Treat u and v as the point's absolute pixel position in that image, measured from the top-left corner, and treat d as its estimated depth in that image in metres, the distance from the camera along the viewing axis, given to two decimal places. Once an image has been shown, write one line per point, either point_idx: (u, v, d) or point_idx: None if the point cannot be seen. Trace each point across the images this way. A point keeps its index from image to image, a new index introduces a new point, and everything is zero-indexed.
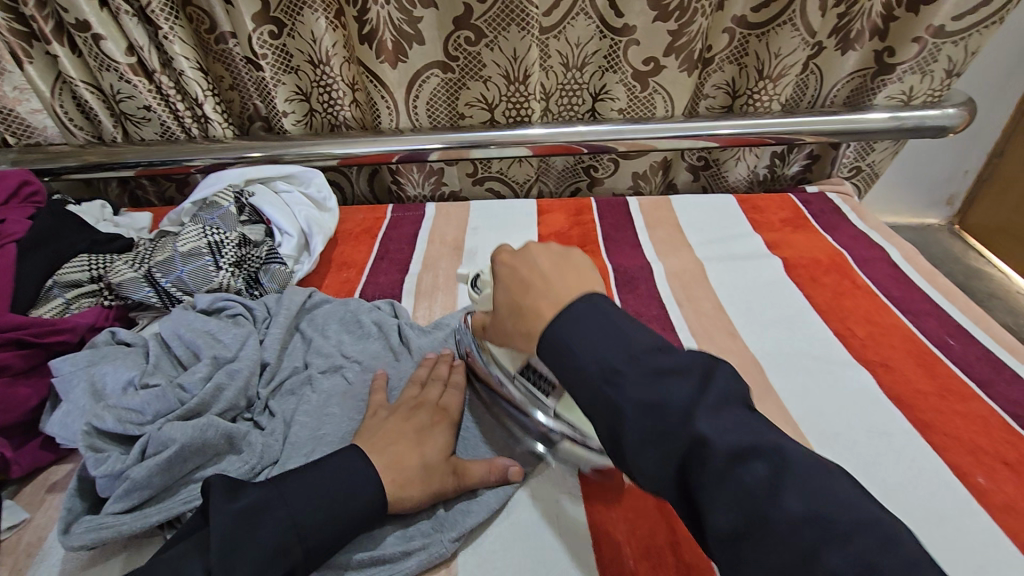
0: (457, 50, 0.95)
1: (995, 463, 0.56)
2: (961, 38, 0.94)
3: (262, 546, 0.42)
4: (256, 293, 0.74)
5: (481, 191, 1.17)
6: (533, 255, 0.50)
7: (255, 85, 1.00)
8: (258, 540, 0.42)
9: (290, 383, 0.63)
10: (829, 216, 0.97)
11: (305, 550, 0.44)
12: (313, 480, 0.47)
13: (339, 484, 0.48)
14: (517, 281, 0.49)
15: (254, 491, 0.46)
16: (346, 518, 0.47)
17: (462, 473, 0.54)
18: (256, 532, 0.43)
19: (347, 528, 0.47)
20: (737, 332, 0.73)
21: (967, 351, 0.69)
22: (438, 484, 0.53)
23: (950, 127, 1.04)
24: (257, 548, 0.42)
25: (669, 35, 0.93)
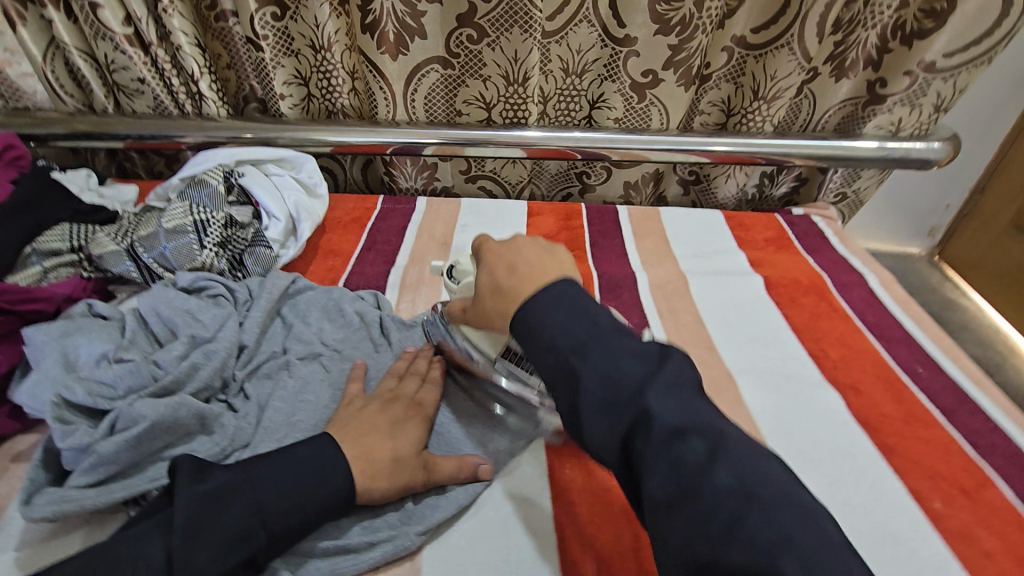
0: (459, 47, 0.95)
1: (952, 490, 0.58)
2: (950, 75, 0.97)
3: (228, 530, 0.43)
4: (239, 275, 0.73)
5: (473, 189, 1.17)
6: (520, 246, 0.55)
7: (253, 65, 0.99)
8: (224, 524, 0.44)
9: (267, 367, 0.63)
10: (813, 238, 0.99)
11: (268, 535, 0.45)
12: (284, 466, 0.48)
13: (309, 473, 0.49)
14: (503, 265, 0.53)
15: (223, 475, 0.47)
16: (312, 506, 0.48)
17: (431, 468, 0.55)
18: (221, 516, 0.44)
19: (313, 515, 0.48)
20: (715, 346, 0.74)
21: (934, 379, 0.71)
22: (407, 478, 0.53)
23: (935, 161, 1.06)
24: (222, 531, 0.43)
25: (669, 49, 0.94)
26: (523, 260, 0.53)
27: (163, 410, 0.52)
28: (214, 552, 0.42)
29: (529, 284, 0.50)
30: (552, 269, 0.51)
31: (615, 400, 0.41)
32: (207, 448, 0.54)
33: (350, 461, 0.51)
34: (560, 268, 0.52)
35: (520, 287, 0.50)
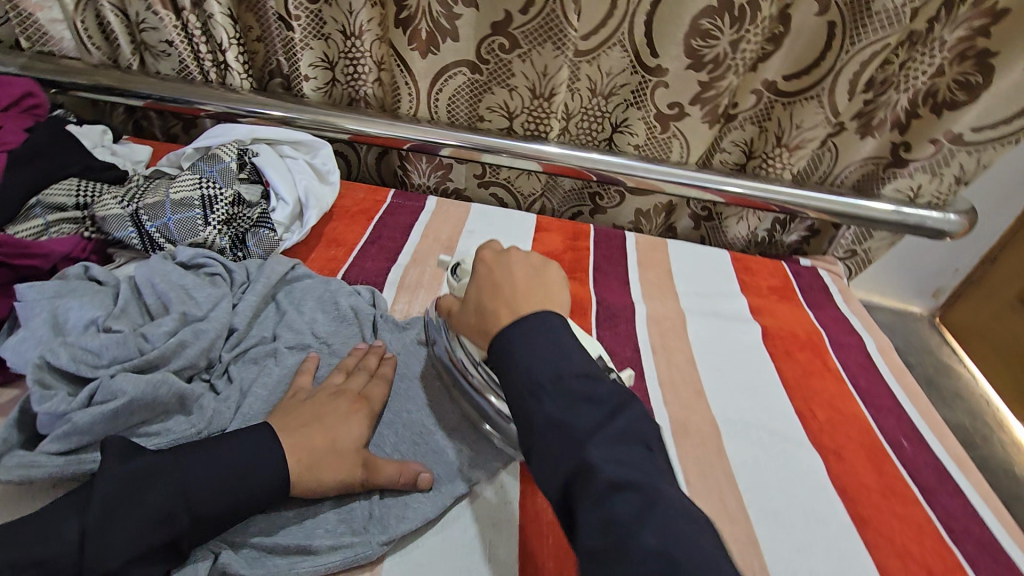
0: (489, 54, 0.95)
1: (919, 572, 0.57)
2: (976, 149, 0.96)
3: (148, 509, 0.44)
4: (239, 255, 0.73)
5: (484, 194, 1.16)
6: (512, 263, 0.57)
7: (283, 43, 0.98)
8: (145, 503, 0.44)
9: (254, 352, 0.63)
10: (816, 292, 0.99)
11: (192, 517, 0.45)
12: (216, 451, 0.48)
13: (239, 459, 0.48)
14: (490, 285, 0.54)
15: (158, 455, 0.47)
16: (240, 493, 0.47)
17: (371, 468, 0.54)
18: (143, 495, 0.44)
19: (242, 503, 0.47)
20: (702, 390, 0.74)
21: (918, 456, 0.70)
22: (351, 476, 0.53)
23: (949, 232, 1.06)
24: (142, 510, 0.44)
25: (698, 85, 0.94)
26: (512, 282, 0.54)
27: (145, 387, 0.52)
28: (131, 529, 0.43)
29: (512, 310, 0.51)
30: (537, 297, 0.52)
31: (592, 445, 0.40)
32: (183, 428, 0.54)
33: (286, 450, 0.51)
34: (547, 295, 0.53)
35: (503, 311, 0.51)
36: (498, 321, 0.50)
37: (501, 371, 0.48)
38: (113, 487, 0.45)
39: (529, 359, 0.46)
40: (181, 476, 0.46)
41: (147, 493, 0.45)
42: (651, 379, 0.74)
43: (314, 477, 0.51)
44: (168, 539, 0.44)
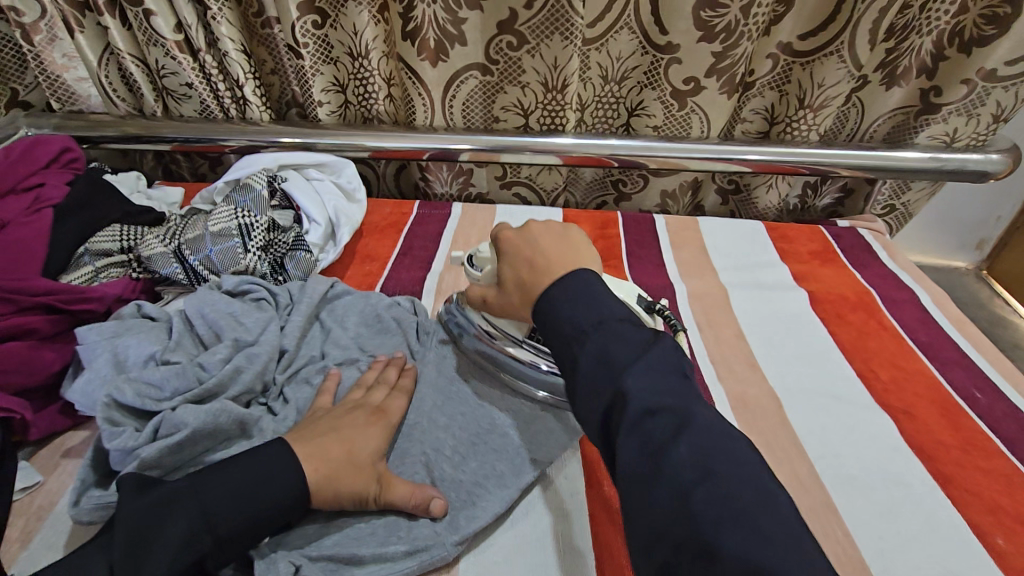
0: (499, 54, 0.95)
1: (1016, 526, 0.54)
2: (1012, 83, 0.92)
3: (169, 541, 0.44)
4: (280, 279, 0.74)
5: (508, 195, 1.17)
6: (534, 235, 0.56)
7: (295, 72, 1.01)
8: (165, 535, 0.44)
9: (306, 372, 0.64)
10: (860, 252, 0.95)
11: (216, 538, 0.45)
12: (230, 473, 0.48)
13: (252, 476, 0.48)
14: (523, 258, 0.54)
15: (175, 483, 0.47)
16: (260, 509, 0.47)
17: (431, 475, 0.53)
18: (163, 527, 0.44)
19: (261, 515, 0.47)
20: (757, 362, 0.72)
21: (994, 406, 0.67)
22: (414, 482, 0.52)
23: (993, 173, 1.01)
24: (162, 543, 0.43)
25: (713, 57, 0.92)
26: (540, 249, 0.54)
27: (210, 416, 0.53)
28: (158, 561, 0.43)
29: (546, 276, 0.50)
30: (560, 259, 0.52)
31: (631, 411, 0.39)
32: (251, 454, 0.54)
33: (301, 461, 0.50)
34: (576, 255, 0.53)
35: (538, 280, 0.51)
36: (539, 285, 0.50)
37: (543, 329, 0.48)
38: (132, 522, 0.44)
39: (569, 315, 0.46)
40: (198, 500, 0.46)
41: (164, 520, 0.45)
42: (703, 357, 0.72)
43: (335, 487, 0.51)
44: (194, 562, 0.44)
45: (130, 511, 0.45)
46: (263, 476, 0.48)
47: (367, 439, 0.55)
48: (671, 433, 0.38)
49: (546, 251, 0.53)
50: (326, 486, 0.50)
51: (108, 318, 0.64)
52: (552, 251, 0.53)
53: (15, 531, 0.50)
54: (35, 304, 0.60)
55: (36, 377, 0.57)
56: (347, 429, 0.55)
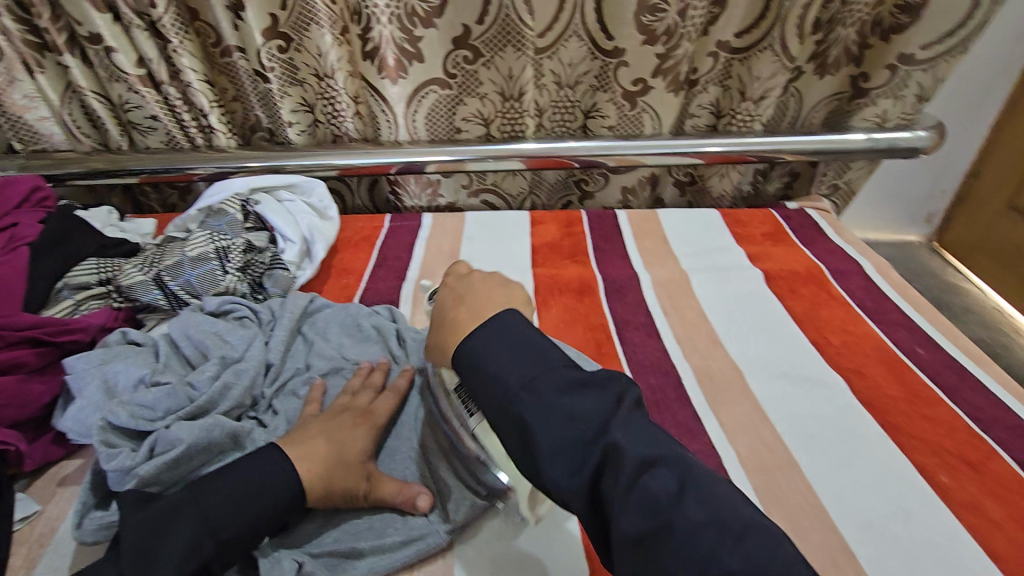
0: (456, 68, 0.99)
1: (957, 463, 0.59)
2: (930, 65, 1.00)
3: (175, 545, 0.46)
4: (260, 297, 0.77)
5: (476, 203, 1.20)
6: (476, 282, 0.57)
7: (259, 96, 1.05)
8: (170, 541, 0.46)
9: (293, 384, 0.66)
10: (808, 231, 1.02)
11: (217, 542, 0.48)
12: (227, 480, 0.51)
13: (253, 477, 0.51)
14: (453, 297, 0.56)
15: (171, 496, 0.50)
16: (258, 509, 0.50)
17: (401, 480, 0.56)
18: (167, 536, 0.47)
19: (261, 517, 0.50)
20: (719, 339, 0.77)
21: (934, 359, 0.73)
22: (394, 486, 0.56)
23: (922, 148, 1.10)
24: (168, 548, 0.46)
25: (657, 58, 0.98)
26: (473, 292, 0.55)
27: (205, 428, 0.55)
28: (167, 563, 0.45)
29: (476, 321, 0.51)
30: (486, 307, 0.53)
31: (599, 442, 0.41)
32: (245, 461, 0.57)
33: (296, 462, 0.53)
34: (508, 301, 0.54)
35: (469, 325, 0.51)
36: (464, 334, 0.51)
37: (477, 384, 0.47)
38: (134, 533, 0.47)
39: (486, 352, 0.47)
40: (198, 504, 0.49)
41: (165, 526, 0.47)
42: (668, 339, 0.77)
43: (326, 486, 0.53)
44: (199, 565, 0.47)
45: (133, 522, 0.47)
46: (257, 478, 0.51)
47: (359, 438, 0.58)
48: (645, 465, 0.40)
49: (480, 296, 0.55)
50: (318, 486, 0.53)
51: (95, 347, 0.66)
52: (487, 296, 0.55)
53: (20, 558, 0.52)
54: (21, 338, 0.61)
55: (27, 410, 0.59)
56: (337, 432, 0.57)
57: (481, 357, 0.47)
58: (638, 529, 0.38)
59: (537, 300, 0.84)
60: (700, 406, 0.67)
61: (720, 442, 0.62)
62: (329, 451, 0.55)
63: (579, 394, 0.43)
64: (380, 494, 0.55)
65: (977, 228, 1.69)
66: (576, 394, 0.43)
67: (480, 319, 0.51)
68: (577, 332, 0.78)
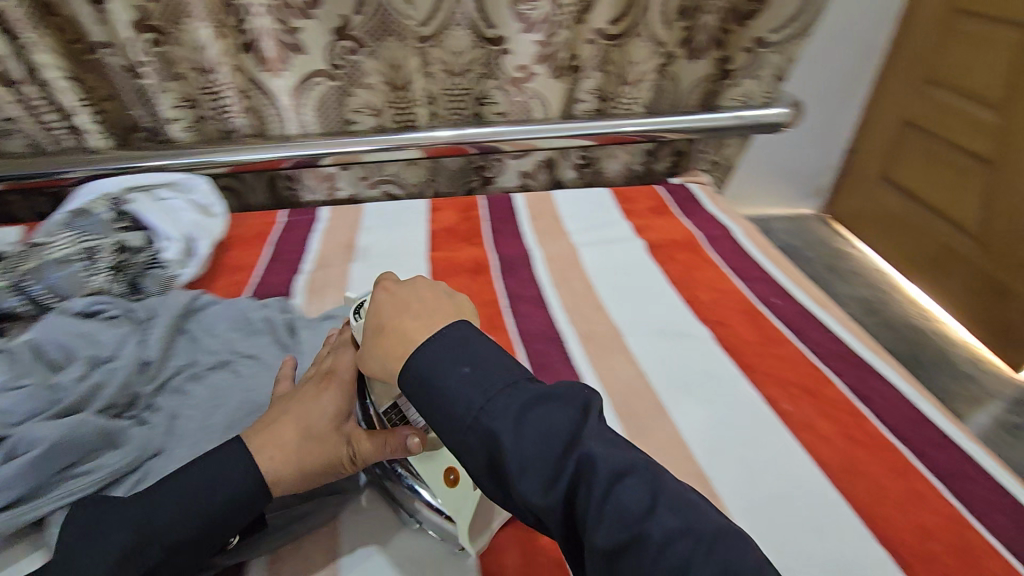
0: (340, 59, 0.99)
1: (801, 393, 0.67)
2: (780, 47, 1.11)
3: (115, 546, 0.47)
4: (138, 297, 0.74)
5: (376, 194, 1.20)
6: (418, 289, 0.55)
7: (136, 92, 0.99)
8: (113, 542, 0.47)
9: (175, 381, 0.65)
10: (689, 203, 1.10)
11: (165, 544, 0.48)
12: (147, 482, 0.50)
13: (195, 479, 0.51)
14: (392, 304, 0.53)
15: None
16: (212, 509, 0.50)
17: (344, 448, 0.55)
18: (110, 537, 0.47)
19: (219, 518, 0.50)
20: (603, 305, 0.83)
21: (786, 307, 0.82)
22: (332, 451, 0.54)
23: (781, 124, 1.22)
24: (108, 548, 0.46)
25: (537, 45, 1.03)
26: (418, 300, 0.52)
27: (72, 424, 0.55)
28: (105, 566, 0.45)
29: (423, 330, 0.49)
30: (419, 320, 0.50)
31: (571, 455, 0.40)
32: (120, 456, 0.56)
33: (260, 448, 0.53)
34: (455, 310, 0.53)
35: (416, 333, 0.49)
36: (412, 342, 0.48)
37: (433, 403, 0.45)
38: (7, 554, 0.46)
39: (439, 372, 0.46)
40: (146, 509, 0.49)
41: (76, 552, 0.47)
42: (556, 308, 0.82)
43: (289, 463, 0.53)
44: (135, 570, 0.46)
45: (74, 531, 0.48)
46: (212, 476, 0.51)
47: (329, 405, 0.56)
48: (618, 474, 0.40)
49: (427, 304, 0.52)
50: (276, 468, 0.52)
51: None
52: (434, 303, 0.53)
53: None
54: None
55: None
56: (307, 403, 0.56)
57: (436, 375, 0.45)
58: (614, 542, 0.38)
59: (432, 282, 0.86)
60: (583, 366, 0.71)
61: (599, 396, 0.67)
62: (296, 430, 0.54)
63: (546, 408, 0.43)
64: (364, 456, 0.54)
65: (859, 199, 1.87)
66: (543, 407, 0.43)
67: (426, 327, 0.49)
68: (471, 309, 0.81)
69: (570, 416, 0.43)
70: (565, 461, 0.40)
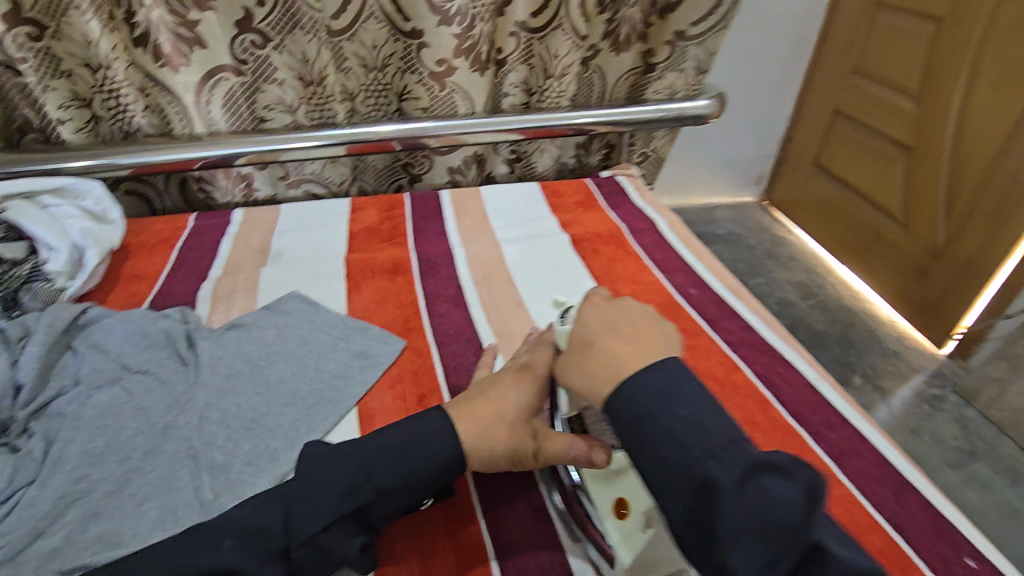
0: (245, 54, 0.94)
1: (710, 382, 0.68)
2: (700, 40, 1.12)
3: None
4: (14, 313, 0.69)
5: (298, 194, 1.16)
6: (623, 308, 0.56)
7: (20, 90, 0.93)
8: None
9: (55, 404, 0.61)
10: (616, 196, 1.11)
11: None
12: None
13: None
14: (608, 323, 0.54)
15: None
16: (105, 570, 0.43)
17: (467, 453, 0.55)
18: None
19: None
20: (522, 302, 0.82)
21: (702, 296, 0.83)
22: (518, 443, 0.56)
23: (706, 115, 1.23)
24: None
25: (455, 38, 0.99)
26: (603, 325, 0.54)
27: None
28: None
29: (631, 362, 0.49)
30: (650, 342, 0.51)
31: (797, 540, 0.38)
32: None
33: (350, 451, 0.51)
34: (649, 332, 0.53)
35: (623, 363, 0.49)
36: (622, 370, 0.49)
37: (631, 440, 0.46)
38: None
39: (651, 409, 0.46)
40: None
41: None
42: (475, 307, 0.80)
43: (486, 446, 0.55)
44: None
45: None
46: None
47: (521, 395, 0.58)
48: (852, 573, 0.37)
49: (631, 327, 0.53)
50: (477, 445, 0.54)
51: None
52: (641, 329, 0.53)
53: None
54: None
55: None
56: (503, 391, 0.58)
57: (654, 410, 0.46)
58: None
59: (347, 285, 0.83)
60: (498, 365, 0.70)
61: None
62: (490, 414, 0.56)
63: (768, 481, 0.40)
64: (550, 451, 0.56)
65: (801, 187, 1.94)
66: (770, 478, 0.40)
67: (637, 357, 0.49)
68: (386, 311, 0.79)
69: (797, 497, 0.39)
70: (798, 552, 0.38)
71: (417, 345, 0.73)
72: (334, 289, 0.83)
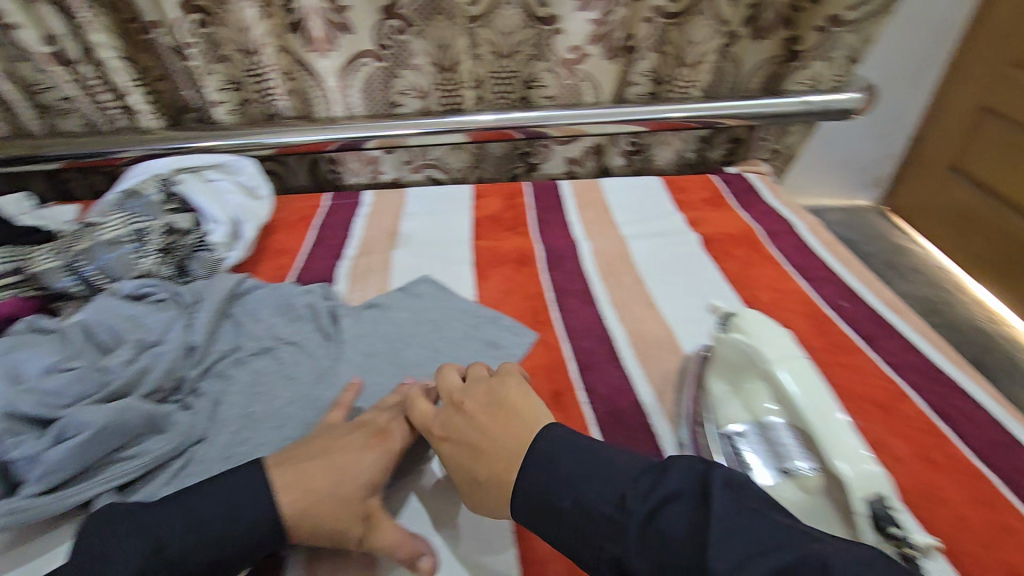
0: (387, 39, 0.97)
1: (873, 408, 0.62)
2: (857, 27, 1.01)
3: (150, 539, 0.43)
4: (185, 280, 0.74)
5: (421, 178, 1.19)
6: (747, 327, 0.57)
7: (186, 74, 1.00)
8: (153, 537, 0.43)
9: (219, 366, 0.66)
10: (746, 194, 1.04)
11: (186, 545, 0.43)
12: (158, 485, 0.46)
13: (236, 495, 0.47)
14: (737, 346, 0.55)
15: None
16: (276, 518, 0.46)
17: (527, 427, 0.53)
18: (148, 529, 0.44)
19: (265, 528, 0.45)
20: (653, 301, 0.78)
21: (856, 311, 0.76)
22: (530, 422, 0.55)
23: (853, 110, 1.12)
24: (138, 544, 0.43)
25: (591, 24, 0.98)
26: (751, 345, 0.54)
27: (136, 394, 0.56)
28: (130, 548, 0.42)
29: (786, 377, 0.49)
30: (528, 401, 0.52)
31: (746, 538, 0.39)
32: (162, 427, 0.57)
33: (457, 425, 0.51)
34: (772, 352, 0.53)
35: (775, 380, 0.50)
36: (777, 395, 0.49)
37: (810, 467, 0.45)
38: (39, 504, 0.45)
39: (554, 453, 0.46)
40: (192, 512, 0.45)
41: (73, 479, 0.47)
42: (604, 303, 0.78)
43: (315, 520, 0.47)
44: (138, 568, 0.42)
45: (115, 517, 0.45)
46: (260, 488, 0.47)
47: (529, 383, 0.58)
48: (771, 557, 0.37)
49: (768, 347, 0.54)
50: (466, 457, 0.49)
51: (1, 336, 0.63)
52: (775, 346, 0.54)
53: None
54: None
55: None
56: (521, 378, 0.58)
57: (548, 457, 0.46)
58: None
59: (475, 273, 0.84)
60: (631, 366, 0.67)
61: (647, 397, 0.63)
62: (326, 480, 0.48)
63: (669, 511, 0.39)
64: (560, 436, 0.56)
65: (928, 193, 1.74)
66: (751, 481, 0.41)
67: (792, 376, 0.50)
68: (515, 301, 0.78)
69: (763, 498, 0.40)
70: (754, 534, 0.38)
71: (548, 338, 0.72)
72: (462, 276, 0.83)
